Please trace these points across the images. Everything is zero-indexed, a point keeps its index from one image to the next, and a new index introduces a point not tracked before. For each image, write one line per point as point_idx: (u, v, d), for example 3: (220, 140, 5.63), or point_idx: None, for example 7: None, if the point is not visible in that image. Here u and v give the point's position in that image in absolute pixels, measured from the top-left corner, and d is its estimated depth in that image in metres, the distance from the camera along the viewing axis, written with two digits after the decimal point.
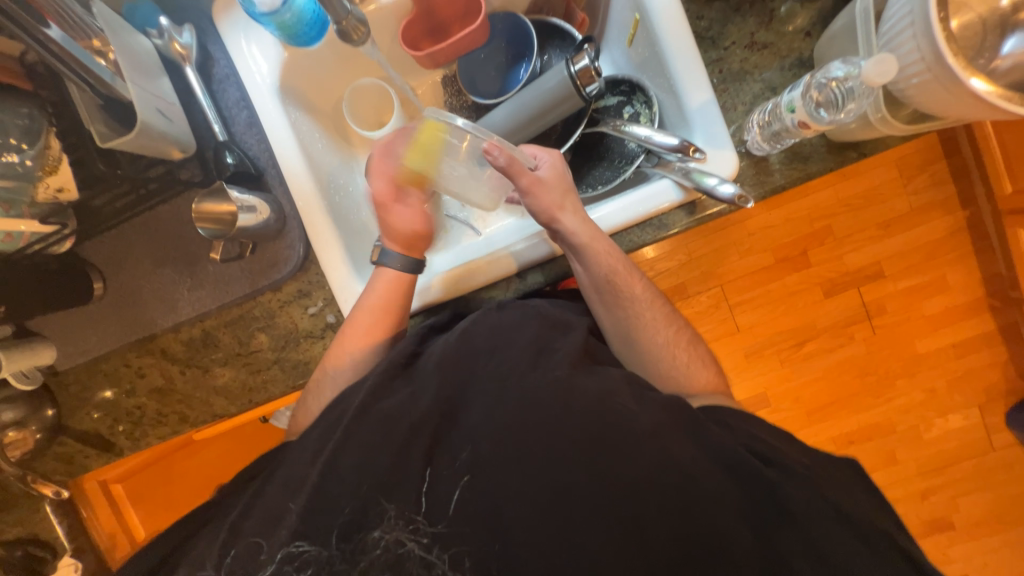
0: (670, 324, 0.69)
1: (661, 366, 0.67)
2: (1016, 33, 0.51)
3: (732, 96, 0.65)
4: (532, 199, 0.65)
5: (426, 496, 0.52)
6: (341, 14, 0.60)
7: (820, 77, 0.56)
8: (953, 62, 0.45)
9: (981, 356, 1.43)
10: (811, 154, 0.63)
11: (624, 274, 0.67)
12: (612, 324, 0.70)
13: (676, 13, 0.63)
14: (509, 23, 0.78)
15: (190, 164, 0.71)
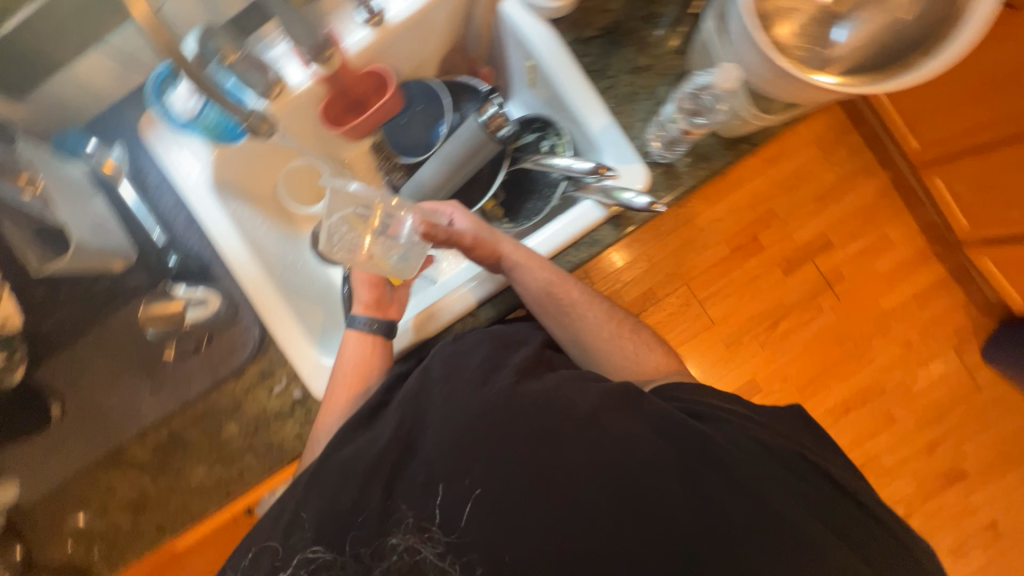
0: (609, 319, 0.75)
1: (614, 357, 0.72)
2: (844, 23, 0.59)
3: (630, 115, 0.72)
4: (475, 252, 0.70)
5: (440, 509, 0.54)
6: (241, 116, 0.64)
7: (690, 89, 0.63)
8: (785, 65, 0.52)
9: (942, 299, 1.50)
10: (709, 151, 0.69)
11: (561, 284, 0.71)
12: (564, 333, 0.73)
13: (563, 54, 0.70)
14: (422, 88, 0.85)
15: (136, 272, 0.73)
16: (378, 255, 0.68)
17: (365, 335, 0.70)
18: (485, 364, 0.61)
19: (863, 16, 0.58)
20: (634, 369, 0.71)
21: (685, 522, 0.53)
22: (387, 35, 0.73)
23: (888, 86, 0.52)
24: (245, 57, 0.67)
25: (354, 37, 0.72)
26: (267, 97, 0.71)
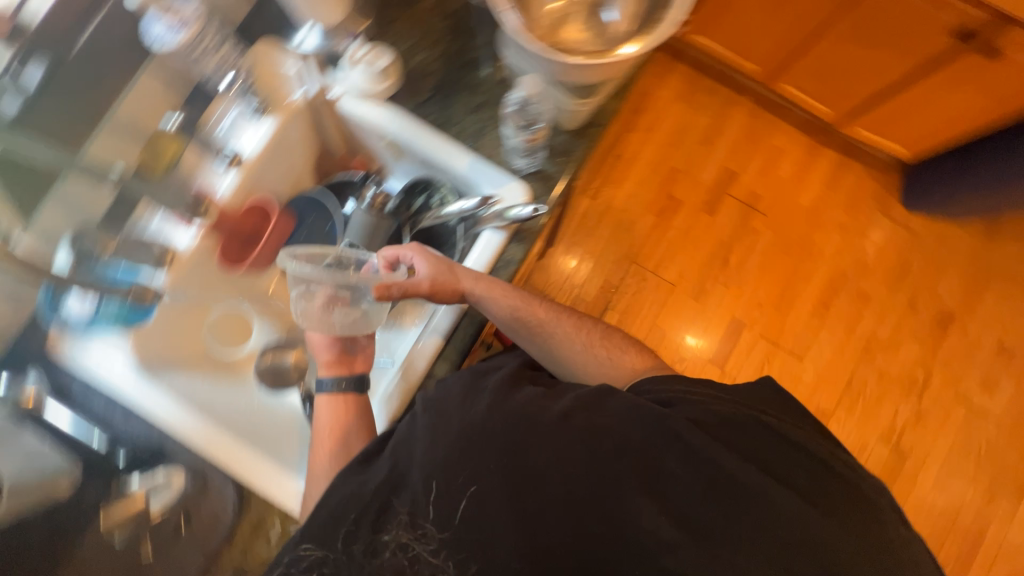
0: (577, 331, 0.79)
1: (591, 365, 0.77)
2: (608, 7, 0.69)
3: (488, 145, 0.79)
4: (438, 296, 0.70)
5: (435, 506, 0.56)
6: (121, 291, 0.69)
7: (511, 106, 0.71)
8: (562, 60, 0.62)
9: (814, 184, 1.83)
10: (566, 146, 0.76)
11: (525, 306, 0.75)
12: (539, 349, 0.78)
13: (408, 122, 0.77)
14: (307, 199, 0.88)
15: (89, 486, 0.70)
16: (336, 323, 0.71)
17: (341, 397, 0.70)
18: (470, 386, 0.62)
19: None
20: (612, 374, 0.77)
21: (679, 471, 0.55)
22: (251, 171, 0.78)
23: (651, 42, 0.61)
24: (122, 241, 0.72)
25: (224, 183, 0.76)
26: (161, 267, 0.73)
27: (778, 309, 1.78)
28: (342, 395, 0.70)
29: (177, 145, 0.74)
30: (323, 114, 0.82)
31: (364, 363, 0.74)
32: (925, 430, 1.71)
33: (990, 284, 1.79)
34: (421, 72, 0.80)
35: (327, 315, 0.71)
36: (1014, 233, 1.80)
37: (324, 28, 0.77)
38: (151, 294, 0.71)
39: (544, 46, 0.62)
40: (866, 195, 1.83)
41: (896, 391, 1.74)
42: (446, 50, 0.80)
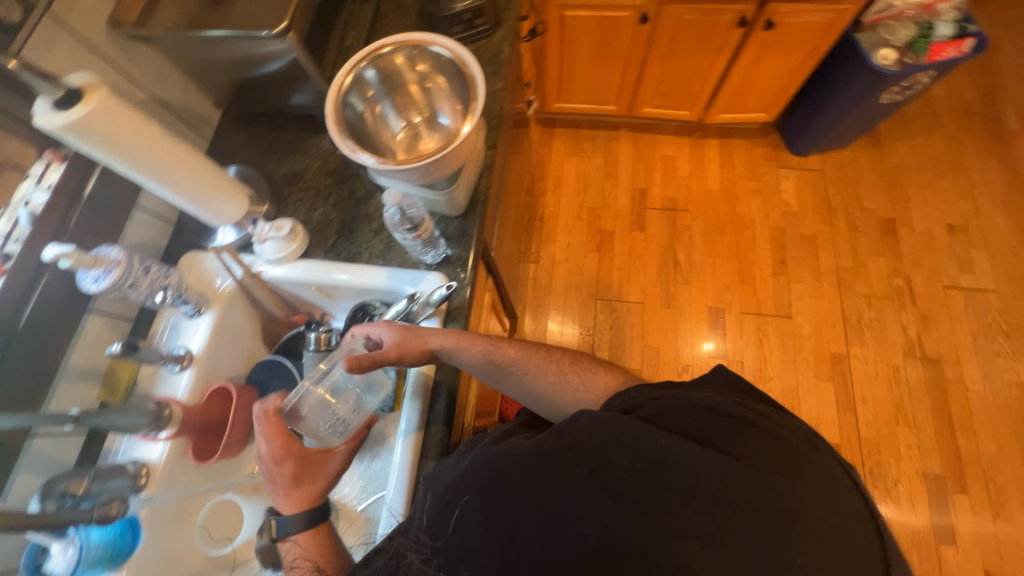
0: (547, 361, 0.81)
1: (567, 395, 0.77)
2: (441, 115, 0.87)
3: (398, 255, 0.89)
4: (408, 358, 0.74)
5: (425, 515, 0.63)
6: (86, 514, 0.67)
7: (395, 224, 0.78)
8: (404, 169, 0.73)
9: (716, 170, 2.02)
10: (461, 232, 0.89)
11: (496, 348, 0.79)
12: (519, 391, 0.81)
13: (327, 266, 0.88)
14: (263, 366, 0.93)
15: None
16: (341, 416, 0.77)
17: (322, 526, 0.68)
18: (476, 440, 0.72)
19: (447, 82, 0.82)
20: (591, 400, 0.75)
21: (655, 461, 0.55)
22: (203, 361, 0.86)
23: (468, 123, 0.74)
24: (94, 476, 0.71)
25: (178, 385, 0.83)
26: (139, 485, 0.75)
27: (745, 281, 1.84)
28: (314, 528, 0.67)
29: (130, 369, 0.82)
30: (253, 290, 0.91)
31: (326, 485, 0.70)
32: (937, 331, 1.71)
33: (907, 183, 1.92)
34: (325, 224, 0.93)
35: (336, 419, 0.77)
36: (897, 136, 1.99)
37: (233, 224, 0.89)
38: (118, 503, 0.70)
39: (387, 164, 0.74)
40: (760, 159, 2.02)
41: (889, 307, 1.75)
42: (339, 198, 0.95)
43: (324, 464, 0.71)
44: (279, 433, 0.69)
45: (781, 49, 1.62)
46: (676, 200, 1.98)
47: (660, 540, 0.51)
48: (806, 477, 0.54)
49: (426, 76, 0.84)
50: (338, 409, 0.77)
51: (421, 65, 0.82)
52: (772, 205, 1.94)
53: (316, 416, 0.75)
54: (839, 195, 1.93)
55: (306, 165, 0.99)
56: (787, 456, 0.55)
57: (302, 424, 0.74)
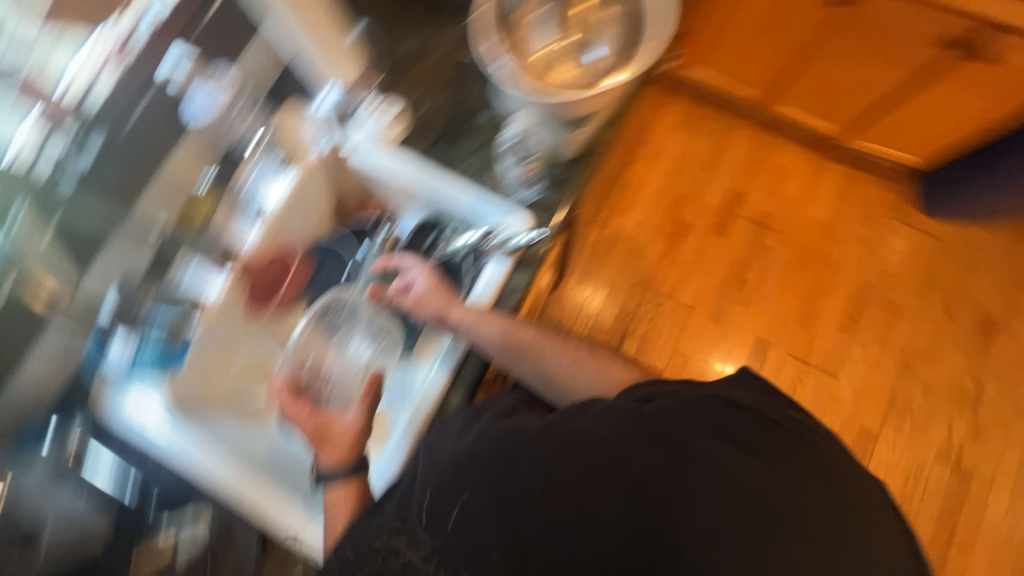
0: (565, 347, 0.80)
1: (579, 379, 0.78)
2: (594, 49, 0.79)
3: (491, 180, 0.84)
4: (423, 310, 0.79)
5: (425, 512, 0.59)
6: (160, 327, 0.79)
7: (507, 144, 0.82)
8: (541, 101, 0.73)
9: (825, 202, 1.82)
10: (562, 176, 0.81)
11: (516, 330, 0.76)
12: (529, 372, 0.78)
13: (418, 167, 0.83)
14: (325, 243, 0.94)
15: (128, 524, 0.73)
16: (336, 369, 0.84)
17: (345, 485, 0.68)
18: (469, 418, 0.66)
19: (609, 32, 0.80)
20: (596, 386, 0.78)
21: (699, 482, 0.52)
22: (276, 220, 0.84)
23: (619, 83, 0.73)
24: None
25: (249, 237, 0.82)
26: (196, 317, 0.77)
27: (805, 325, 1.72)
28: (354, 479, 0.68)
29: (209, 206, 0.83)
30: (340, 166, 0.89)
31: (346, 443, 0.70)
32: (983, 445, 1.60)
33: None
34: (428, 122, 0.88)
35: (354, 375, 0.84)
36: None
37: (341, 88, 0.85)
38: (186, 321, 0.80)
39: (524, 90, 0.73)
40: (881, 207, 1.80)
41: (945, 406, 1.63)
42: (449, 100, 0.89)
43: (342, 425, 0.70)
44: (292, 401, 0.74)
45: (969, 83, 1.39)
46: (770, 218, 1.82)
47: (671, 551, 0.50)
48: (828, 535, 0.52)
49: (588, 20, 0.81)
50: (356, 367, 0.85)
51: (587, 9, 0.81)
52: (870, 259, 1.76)
53: (336, 377, 0.84)
54: (950, 271, 1.74)
55: (427, 51, 0.92)
56: (818, 515, 0.53)
57: (326, 387, 0.83)
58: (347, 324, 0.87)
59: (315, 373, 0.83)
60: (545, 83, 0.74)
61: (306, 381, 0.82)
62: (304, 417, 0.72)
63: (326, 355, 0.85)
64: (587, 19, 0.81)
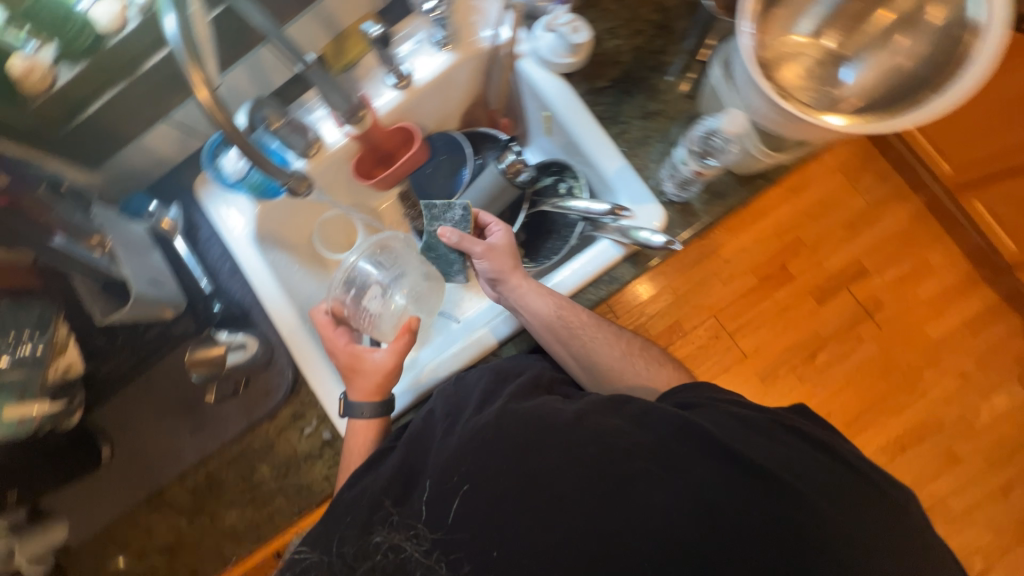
0: (616, 338, 0.74)
1: (625, 374, 0.72)
2: (848, 65, 0.64)
3: (644, 156, 0.73)
4: (488, 263, 0.75)
5: (426, 507, 0.55)
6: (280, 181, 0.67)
7: (699, 133, 0.63)
8: (787, 105, 0.54)
9: (953, 320, 1.60)
10: (724, 189, 0.70)
11: (570, 311, 0.72)
12: (574, 359, 0.73)
13: (576, 105, 0.74)
14: (445, 139, 0.91)
15: (184, 319, 0.77)
16: (375, 308, 0.80)
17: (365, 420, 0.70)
18: (484, 395, 0.63)
19: (860, 63, 0.63)
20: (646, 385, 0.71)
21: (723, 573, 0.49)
22: (414, 95, 0.80)
23: (900, 120, 0.53)
24: (288, 123, 0.72)
25: (383, 99, 0.78)
26: (308, 156, 0.78)
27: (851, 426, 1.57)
28: (378, 417, 0.70)
29: (361, 49, 0.77)
30: (497, 66, 0.81)
31: (377, 381, 0.71)
32: None
33: None
34: (606, 60, 0.76)
35: (391, 315, 0.81)
36: None
37: None
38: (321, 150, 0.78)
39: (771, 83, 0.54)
40: (1004, 352, 1.59)
41: None
42: (639, 45, 0.75)
43: (371, 364, 0.71)
44: (332, 327, 0.74)
45: None
46: (883, 307, 1.58)
47: None
48: None
49: (835, 43, 0.65)
50: (389, 309, 0.81)
51: (841, 27, 0.65)
52: (961, 399, 1.58)
53: (375, 314, 0.80)
54: None
55: None
56: None
57: (365, 323, 0.79)
58: (386, 267, 0.81)
59: (355, 304, 0.79)
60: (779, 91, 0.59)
61: (347, 311, 0.78)
62: (342, 345, 0.73)
63: (365, 288, 0.79)
64: (838, 39, 0.65)
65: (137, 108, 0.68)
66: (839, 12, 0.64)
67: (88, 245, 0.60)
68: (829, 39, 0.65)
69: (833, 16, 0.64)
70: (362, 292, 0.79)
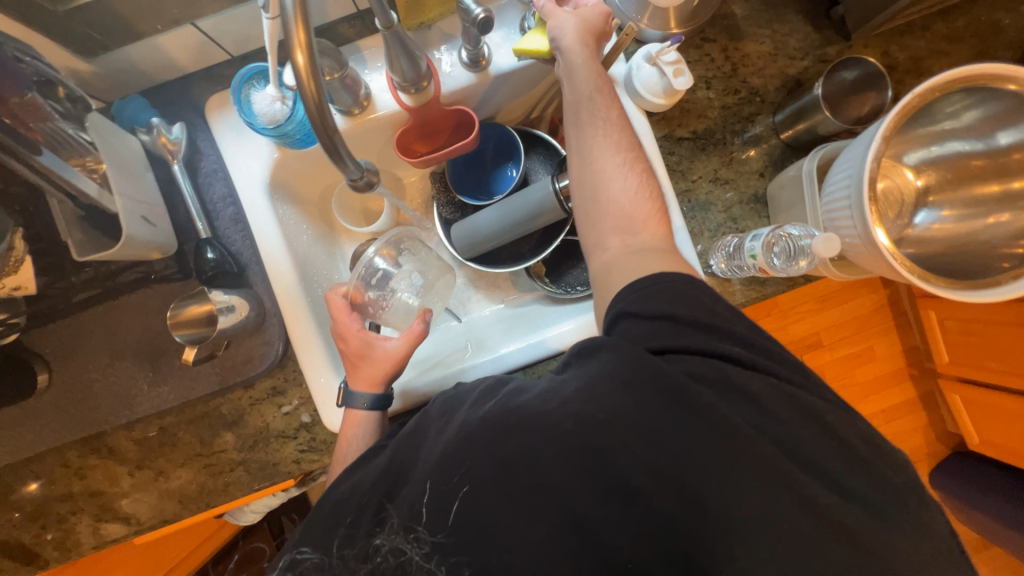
0: (633, 161, 0.60)
1: (616, 190, 0.60)
2: (924, 210, 0.63)
3: (701, 222, 0.72)
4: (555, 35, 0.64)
5: (426, 508, 0.50)
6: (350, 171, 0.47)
7: (779, 230, 0.61)
8: (868, 210, 0.52)
9: (872, 406, 1.72)
10: (767, 277, 0.70)
11: (604, 98, 0.62)
12: (575, 151, 0.63)
13: (651, 146, 0.69)
14: (497, 131, 0.83)
15: (166, 257, 0.67)
16: (381, 300, 0.72)
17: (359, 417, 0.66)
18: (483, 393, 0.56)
19: (942, 213, 0.63)
20: (643, 257, 0.57)
21: None
22: (485, 80, 0.72)
23: (946, 289, 0.51)
24: (341, 78, 0.63)
25: (450, 75, 0.71)
26: (350, 113, 0.70)
27: None
28: (377, 409, 0.67)
29: (438, 14, 0.69)
30: None
31: (384, 371, 0.67)
32: None
33: None
34: (693, 110, 0.72)
35: (406, 306, 0.73)
36: (999, 564, 1.69)
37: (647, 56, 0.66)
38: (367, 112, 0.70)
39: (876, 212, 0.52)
40: (905, 442, 1.73)
41: None
42: (729, 106, 0.72)
43: (382, 351, 0.67)
44: (346, 311, 0.68)
45: None
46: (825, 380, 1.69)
47: None
48: None
49: (926, 183, 0.63)
50: (408, 298, 0.74)
51: (939, 174, 0.63)
52: None
53: (391, 302, 0.73)
54: None
55: (751, 30, 0.72)
56: None
57: (381, 310, 0.73)
58: (412, 257, 0.75)
59: (378, 288, 0.72)
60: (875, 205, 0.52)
61: (365, 298, 0.72)
62: (354, 328, 0.67)
63: (390, 274, 0.72)
64: (932, 180, 0.63)
65: (162, 5, 0.57)
66: (946, 159, 0.62)
67: (74, 168, 0.50)
68: (923, 179, 0.64)
69: (939, 161, 0.62)
70: (362, 285, 0.71)
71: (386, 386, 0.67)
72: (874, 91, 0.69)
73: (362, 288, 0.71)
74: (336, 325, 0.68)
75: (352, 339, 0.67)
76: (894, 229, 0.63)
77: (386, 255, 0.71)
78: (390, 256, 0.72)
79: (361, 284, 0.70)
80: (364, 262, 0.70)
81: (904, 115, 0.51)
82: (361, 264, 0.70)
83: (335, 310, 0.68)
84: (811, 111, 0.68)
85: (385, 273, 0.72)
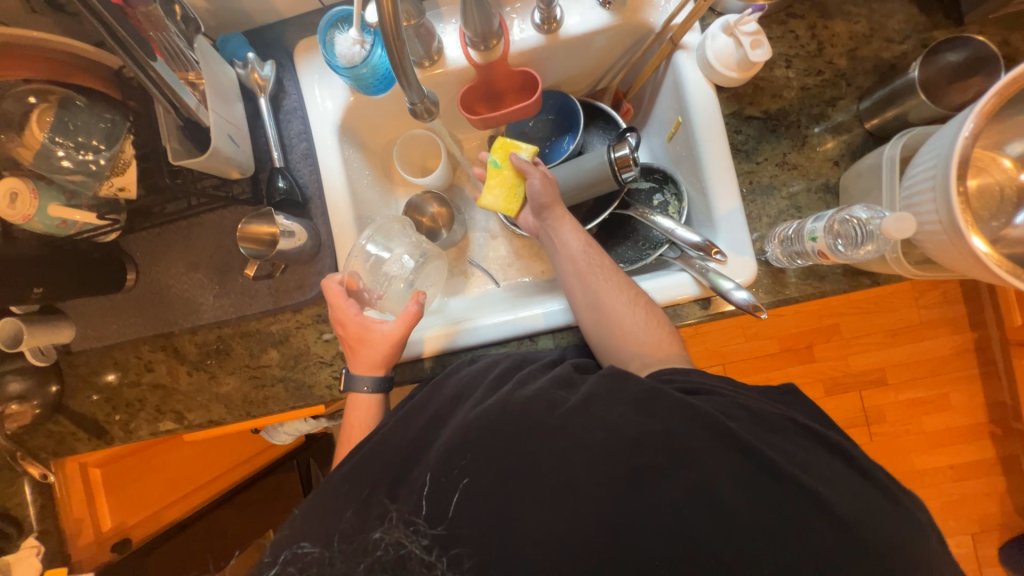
0: (626, 283, 0.65)
1: (628, 321, 0.63)
2: None
3: (760, 208, 0.68)
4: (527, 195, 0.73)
5: (426, 500, 0.49)
6: (414, 99, 0.56)
7: (844, 213, 0.57)
8: (956, 203, 0.48)
9: (940, 459, 1.51)
10: (827, 272, 0.65)
11: (595, 249, 0.69)
12: (581, 302, 0.66)
13: (717, 127, 0.66)
14: (559, 101, 0.84)
15: (243, 181, 0.74)
16: (374, 297, 0.73)
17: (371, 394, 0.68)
18: (500, 376, 0.58)
19: None
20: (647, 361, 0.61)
21: None
22: (552, 44, 0.73)
23: None
24: (417, 25, 0.66)
25: (521, 36, 0.72)
26: (421, 65, 0.73)
27: None
28: (378, 393, 0.69)
29: None
30: (648, 47, 0.74)
31: (379, 357, 0.67)
32: None
33: None
34: (768, 88, 0.69)
35: (401, 291, 0.74)
36: None
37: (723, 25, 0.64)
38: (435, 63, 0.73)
39: (965, 204, 0.48)
40: (975, 507, 1.51)
41: None
42: (809, 87, 0.68)
43: (379, 335, 0.67)
44: (343, 297, 0.69)
45: None
46: (885, 422, 1.52)
47: None
48: None
49: None
50: (401, 282, 0.74)
51: None
52: None
53: (386, 289, 0.74)
54: None
55: (844, 9, 0.67)
56: None
57: (378, 297, 0.74)
58: (403, 239, 0.75)
59: (372, 275, 0.73)
60: (965, 193, 0.48)
61: (361, 284, 0.72)
62: (349, 312, 0.68)
63: (381, 260, 0.73)
64: None
65: None
66: None
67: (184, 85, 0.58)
68: None
69: None
70: (354, 275, 0.71)
71: (384, 368, 0.68)
72: (982, 77, 0.62)
73: (356, 278, 0.72)
74: (332, 313, 0.69)
75: (347, 327, 0.68)
76: (987, 229, 0.57)
77: (376, 239, 0.73)
78: (382, 240, 0.73)
79: (353, 276, 0.71)
80: (360, 250, 0.71)
81: (1010, 92, 0.46)
82: (358, 253, 0.71)
83: (330, 305, 0.69)
84: (904, 95, 0.62)
85: (377, 262, 0.73)
